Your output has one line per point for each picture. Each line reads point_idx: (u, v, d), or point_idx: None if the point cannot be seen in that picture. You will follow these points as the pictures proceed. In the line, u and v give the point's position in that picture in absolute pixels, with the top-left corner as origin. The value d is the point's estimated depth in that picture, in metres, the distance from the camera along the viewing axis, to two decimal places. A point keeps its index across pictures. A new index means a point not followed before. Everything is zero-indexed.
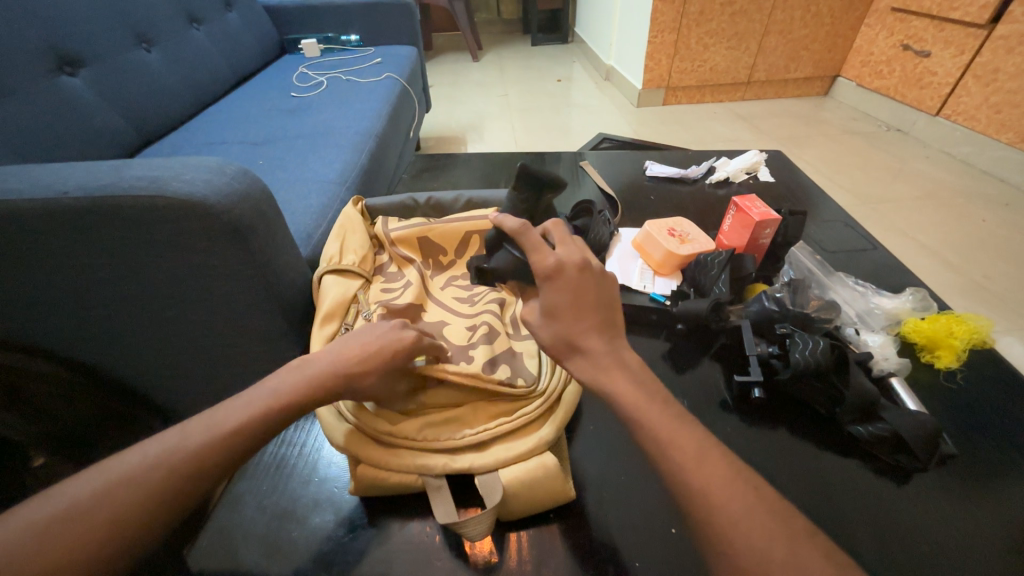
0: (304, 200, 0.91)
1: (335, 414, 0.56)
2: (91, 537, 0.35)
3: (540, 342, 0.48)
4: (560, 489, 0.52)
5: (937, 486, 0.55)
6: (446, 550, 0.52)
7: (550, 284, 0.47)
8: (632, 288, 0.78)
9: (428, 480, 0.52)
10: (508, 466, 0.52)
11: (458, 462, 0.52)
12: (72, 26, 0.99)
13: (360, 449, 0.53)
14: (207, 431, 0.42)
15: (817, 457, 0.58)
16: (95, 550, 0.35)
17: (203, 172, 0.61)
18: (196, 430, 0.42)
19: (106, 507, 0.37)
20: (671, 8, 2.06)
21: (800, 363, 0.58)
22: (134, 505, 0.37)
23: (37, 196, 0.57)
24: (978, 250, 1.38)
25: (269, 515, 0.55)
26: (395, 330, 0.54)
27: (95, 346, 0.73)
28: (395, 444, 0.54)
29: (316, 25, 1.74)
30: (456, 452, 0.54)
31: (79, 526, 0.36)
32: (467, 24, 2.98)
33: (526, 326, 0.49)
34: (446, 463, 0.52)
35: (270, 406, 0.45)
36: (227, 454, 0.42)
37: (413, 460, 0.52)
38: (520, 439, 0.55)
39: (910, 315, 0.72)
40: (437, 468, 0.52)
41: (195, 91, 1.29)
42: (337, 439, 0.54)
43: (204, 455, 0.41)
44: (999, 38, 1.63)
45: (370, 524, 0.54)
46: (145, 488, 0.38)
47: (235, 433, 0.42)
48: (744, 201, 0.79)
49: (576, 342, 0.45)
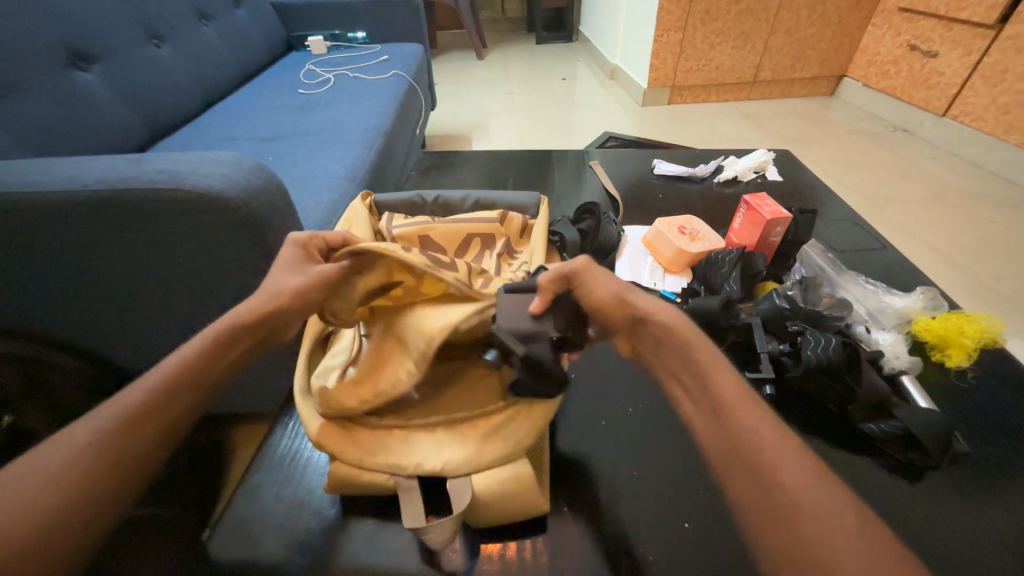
0: (315, 195, 0.91)
1: (312, 407, 0.53)
2: (69, 490, 0.36)
3: (615, 304, 0.52)
4: (534, 504, 0.50)
5: (946, 484, 0.56)
6: (417, 558, 0.51)
7: (594, 270, 0.53)
8: (643, 285, 0.79)
9: (399, 479, 0.48)
10: (496, 470, 0.48)
11: (430, 464, 0.48)
12: (84, 22, 0.99)
13: (334, 440, 0.50)
14: (180, 358, 0.43)
15: (827, 454, 0.59)
16: (85, 492, 0.36)
17: (221, 166, 0.62)
18: (168, 362, 0.43)
19: (97, 445, 0.38)
20: (678, 6, 2.06)
21: (812, 360, 0.59)
22: (125, 432, 0.39)
23: (59, 189, 0.58)
24: (987, 251, 1.38)
25: (286, 505, 0.56)
26: (292, 261, 0.54)
27: (111, 342, 0.74)
28: (375, 434, 0.50)
29: (323, 21, 1.74)
30: (429, 450, 0.49)
31: (33, 498, 0.35)
32: (472, 22, 2.98)
33: (609, 297, 0.51)
34: (417, 463, 0.48)
35: (221, 327, 0.46)
36: (204, 371, 0.43)
37: (387, 459, 0.49)
38: (496, 442, 0.50)
39: (921, 313, 0.72)
40: (409, 468, 0.48)
41: (205, 87, 1.29)
42: (309, 427, 0.51)
43: (183, 375, 0.42)
44: (1008, 38, 1.63)
45: (375, 522, 0.54)
46: (129, 419, 0.39)
47: (206, 359, 0.44)
48: (755, 199, 0.79)
49: (624, 296, 0.52)
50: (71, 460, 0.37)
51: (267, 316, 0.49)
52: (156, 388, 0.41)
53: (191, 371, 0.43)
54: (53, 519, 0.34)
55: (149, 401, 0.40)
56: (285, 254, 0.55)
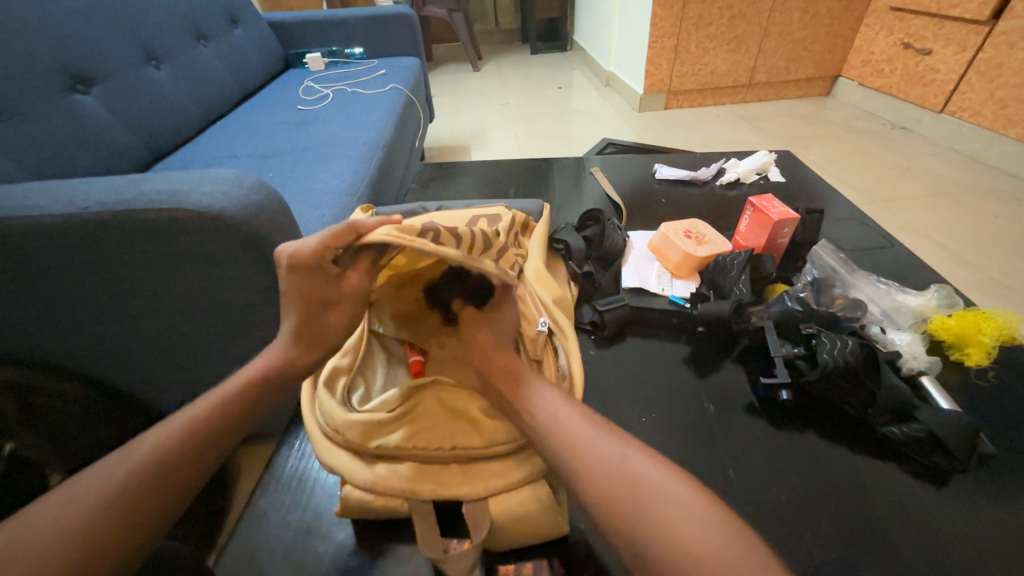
0: (316, 210, 0.91)
1: (328, 438, 0.49)
2: (116, 501, 0.38)
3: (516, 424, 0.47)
4: (555, 525, 0.49)
5: (975, 488, 0.54)
6: None
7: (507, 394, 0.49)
8: (650, 291, 0.77)
9: (416, 504, 0.46)
10: (515, 491, 0.47)
11: (447, 488, 0.47)
12: (83, 47, 1.00)
13: (351, 466, 0.48)
14: (224, 390, 0.47)
15: (850, 461, 0.57)
16: (125, 504, 0.38)
17: (222, 185, 0.61)
18: (213, 395, 0.47)
19: (147, 463, 0.40)
20: (670, 13, 2.08)
21: (829, 364, 0.57)
22: (172, 453, 0.41)
23: (58, 212, 0.57)
24: (994, 247, 1.36)
25: (294, 531, 0.54)
26: (302, 281, 0.50)
27: (110, 365, 0.73)
28: (391, 463, 0.48)
29: (320, 38, 1.76)
30: (445, 477, 0.47)
31: (83, 511, 0.37)
32: (467, 35, 3.01)
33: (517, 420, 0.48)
34: (434, 488, 0.47)
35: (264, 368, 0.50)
36: (245, 401, 0.47)
37: (403, 484, 0.47)
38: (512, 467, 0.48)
39: (936, 312, 0.70)
40: (426, 493, 0.46)
41: (203, 107, 1.30)
42: (332, 463, 0.48)
43: (229, 405, 0.46)
44: (1001, 34, 1.63)
45: (384, 549, 0.52)
46: (177, 440, 0.42)
47: (247, 390, 0.48)
48: (761, 200, 0.78)
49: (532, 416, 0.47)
50: (124, 475, 0.39)
51: (297, 364, 0.51)
52: (202, 415, 0.45)
53: (234, 401, 0.47)
54: (99, 526, 0.37)
55: (197, 424, 0.44)
56: (290, 283, 0.50)
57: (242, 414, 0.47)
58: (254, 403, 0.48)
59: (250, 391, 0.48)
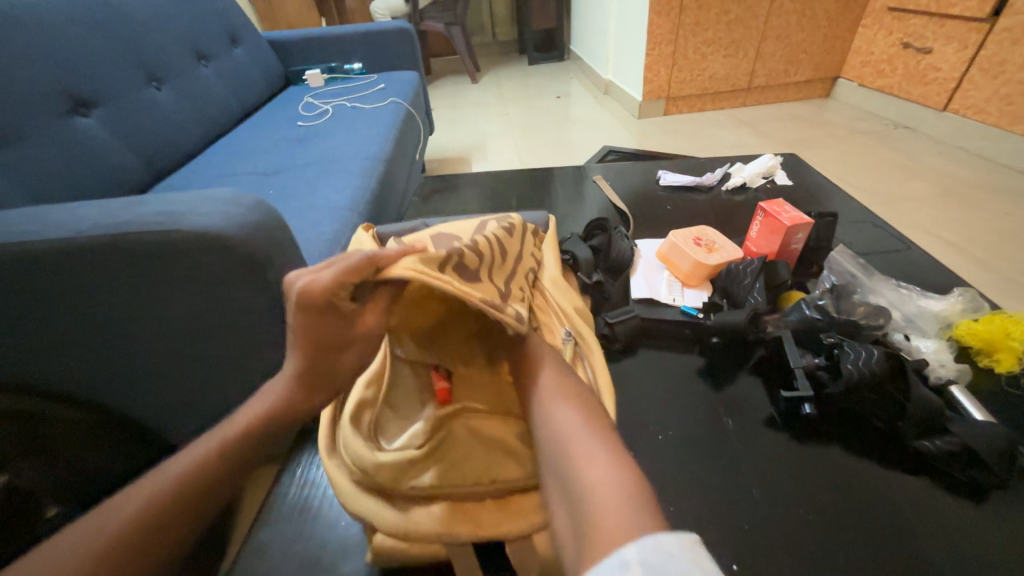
0: (317, 227, 0.89)
1: (356, 483, 0.47)
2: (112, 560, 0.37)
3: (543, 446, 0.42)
4: None
5: (1018, 504, 0.51)
6: None
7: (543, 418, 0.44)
8: (660, 302, 0.75)
9: (452, 544, 0.46)
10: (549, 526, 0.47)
11: (484, 528, 0.46)
12: (84, 70, 1.00)
13: (380, 513, 0.46)
14: (230, 427, 0.44)
15: (882, 477, 0.54)
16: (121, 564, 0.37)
17: (220, 205, 0.59)
18: (217, 432, 0.44)
19: (146, 516, 0.39)
20: (667, 20, 2.09)
21: (853, 375, 0.55)
22: (171, 504, 0.40)
23: (54, 236, 0.55)
24: (1010, 245, 1.33)
25: (297, 565, 0.52)
26: (312, 324, 0.42)
27: (109, 391, 0.71)
28: (424, 504, 0.47)
29: (319, 55, 1.77)
30: (481, 514, 0.47)
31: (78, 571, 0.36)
32: (464, 48, 3.02)
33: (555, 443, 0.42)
34: (472, 529, 0.46)
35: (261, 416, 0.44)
36: (250, 441, 0.43)
37: (440, 527, 0.46)
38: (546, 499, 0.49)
39: (961, 316, 0.68)
40: (464, 535, 0.46)
41: (204, 126, 1.30)
42: (363, 511, 0.46)
43: (233, 448, 0.43)
44: (1003, 30, 1.62)
45: None
46: (177, 489, 0.40)
47: (253, 430, 0.44)
48: (772, 205, 0.76)
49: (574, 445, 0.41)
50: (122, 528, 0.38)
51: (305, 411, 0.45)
52: (203, 459, 0.42)
53: (239, 442, 0.43)
54: None
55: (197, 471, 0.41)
56: (297, 322, 0.42)
57: (246, 458, 0.43)
58: (264, 445, 0.44)
59: (253, 436, 0.43)
